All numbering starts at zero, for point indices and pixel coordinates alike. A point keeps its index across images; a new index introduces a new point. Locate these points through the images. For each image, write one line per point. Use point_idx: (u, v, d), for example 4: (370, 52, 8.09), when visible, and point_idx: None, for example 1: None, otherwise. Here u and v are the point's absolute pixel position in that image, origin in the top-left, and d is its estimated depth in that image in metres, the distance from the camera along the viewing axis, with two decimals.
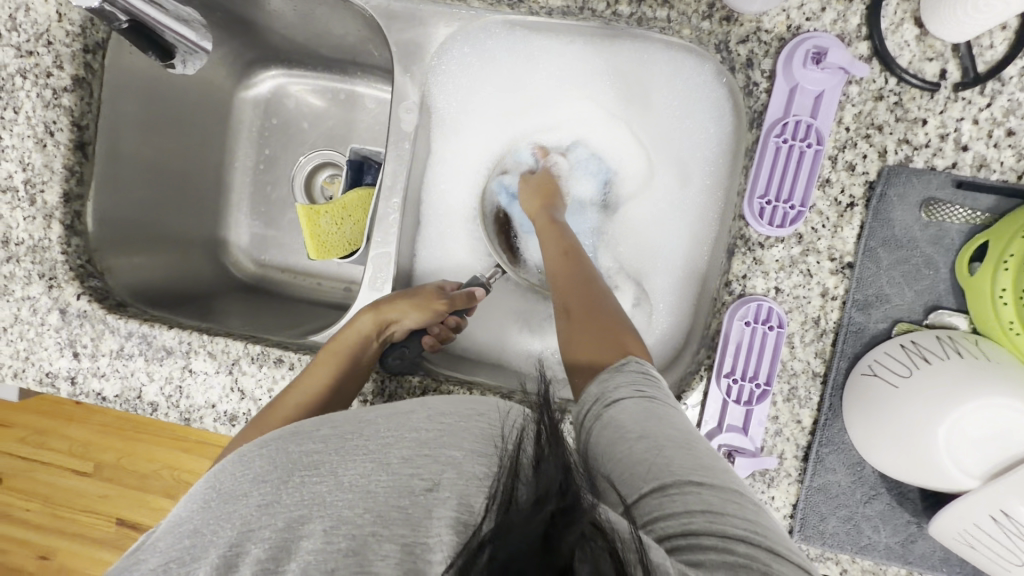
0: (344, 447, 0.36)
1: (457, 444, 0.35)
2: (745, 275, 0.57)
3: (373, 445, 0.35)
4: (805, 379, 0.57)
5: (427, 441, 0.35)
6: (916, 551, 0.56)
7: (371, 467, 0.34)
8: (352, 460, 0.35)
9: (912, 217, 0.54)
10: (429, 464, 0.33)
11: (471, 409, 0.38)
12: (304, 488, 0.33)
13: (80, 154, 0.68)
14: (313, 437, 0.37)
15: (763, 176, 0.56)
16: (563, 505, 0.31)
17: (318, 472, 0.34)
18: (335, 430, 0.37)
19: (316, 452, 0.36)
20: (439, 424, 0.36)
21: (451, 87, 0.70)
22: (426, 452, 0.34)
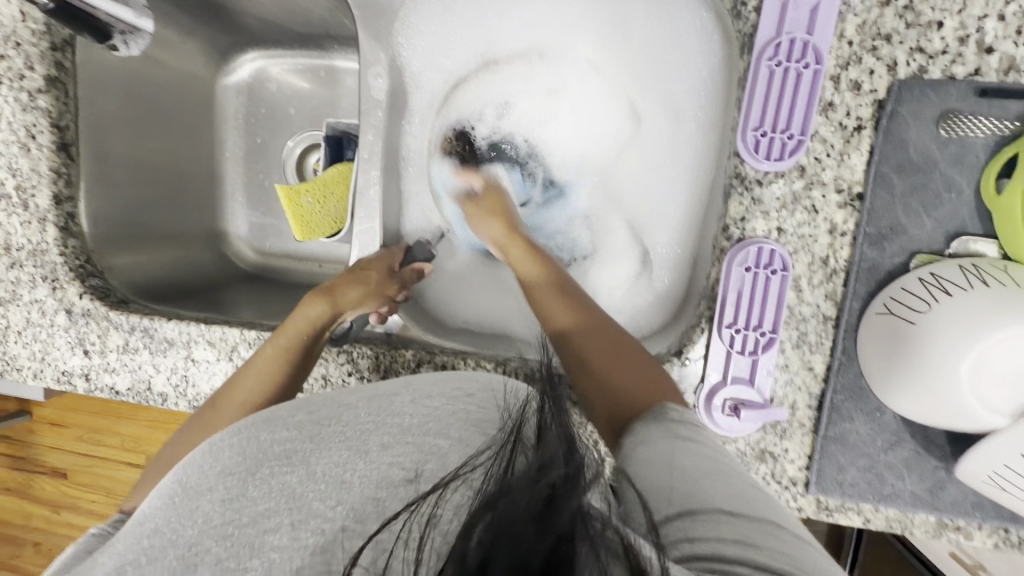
0: (319, 436, 0.36)
1: (444, 433, 0.35)
2: (744, 217, 0.53)
3: (349, 434, 0.36)
4: (815, 324, 0.53)
5: (410, 427, 0.36)
6: (945, 497, 0.52)
7: (346, 456, 0.34)
8: (329, 449, 0.35)
9: (928, 136, 0.48)
10: (411, 452, 0.34)
11: (454, 391, 0.40)
12: (275, 479, 0.33)
13: (64, 155, 0.68)
14: (287, 425, 0.38)
15: (758, 105, 0.51)
16: (564, 473, 0.32)
17: (290, 462, 0.34)
18: (310, 418, 0.38)
19: (289, 443, 0.36)
20: (424, 411, 0.37)
21: (421, 47, 0.67)
22: (408, 439, 0.35)
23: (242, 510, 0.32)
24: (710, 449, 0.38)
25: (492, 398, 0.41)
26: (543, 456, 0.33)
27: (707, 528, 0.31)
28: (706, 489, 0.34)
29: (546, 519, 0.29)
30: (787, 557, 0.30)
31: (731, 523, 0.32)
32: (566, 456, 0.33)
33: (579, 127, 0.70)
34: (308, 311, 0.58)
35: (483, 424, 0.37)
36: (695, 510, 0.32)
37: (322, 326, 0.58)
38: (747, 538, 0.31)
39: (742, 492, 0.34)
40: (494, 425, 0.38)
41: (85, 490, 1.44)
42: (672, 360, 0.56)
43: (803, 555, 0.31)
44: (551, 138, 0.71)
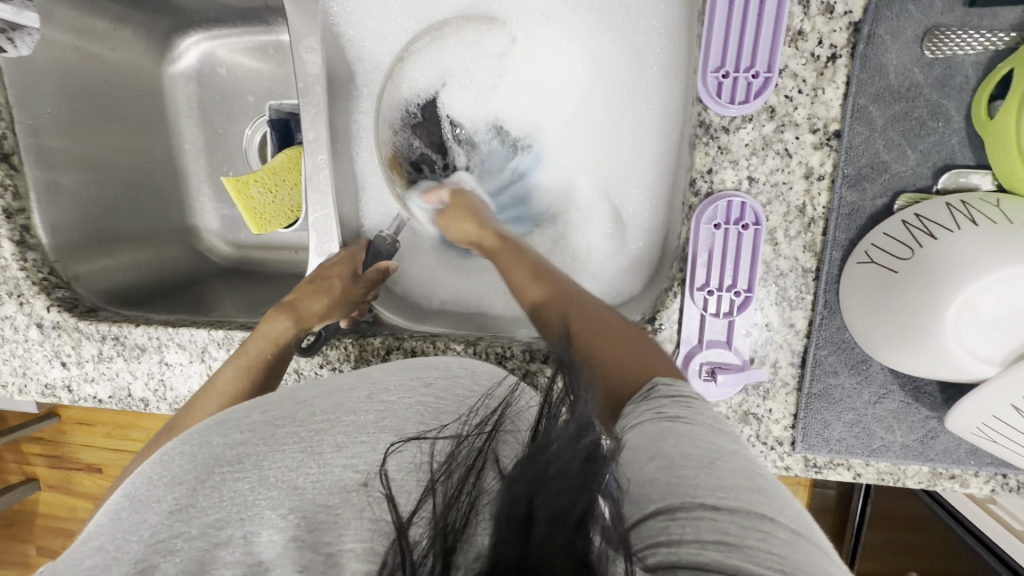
0: (271, 436, 0.34)
1: (398, 428, 0.33)
2: (711, 168, 0.49)
3: (300, 434, 0.34)
4: (795, 278, 0.50)
5: (365, 423, 0.34)
6: (938, 446, 0.50)
7: (298, 458, 0.32)
8: (280, 451, 0.33)
9: (909, 58, 0.43)
10: (365, 453, 0.32)
11: (415, 381, 0.37)
12: (226, 487, 0.32)
13: (7, 165, 0.67)
14: (237, 427, 0.36)
15: (719, 42, 0.46)
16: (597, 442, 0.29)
17: (242, 468, 0.32)
18: (264, 417, 0.36)
19: (242, 446, 0.34)
20: (381, 405, 0.35)
21: (359, 17, 0.62)
22: (362, 437, 0.33)
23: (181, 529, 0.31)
24: (705, 427, 0.31)
25: (455, 385, 0.38)
26: (577, 423, 0.29)
27: (685, 528, 0.25)
28: (692, 478, 0.27)
29: (585, 484, 0.26)
30: (775, 560, 0.24)
31: (712, 520, 0.25)
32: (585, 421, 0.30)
33: (536, 91, 0.64)
34: (269, 327, 0.55)
35: (441, 412, 0.35)
36: (675, 507, 0.26)
37: (287, 343, 0.54)
38: (729, 539, 0.24)
39: (731, 480, 0.27)
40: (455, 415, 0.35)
41: None
42: (645, 328, 0.53)
43: (799, 556, 0.24)
44: (511, 104, 0.65)
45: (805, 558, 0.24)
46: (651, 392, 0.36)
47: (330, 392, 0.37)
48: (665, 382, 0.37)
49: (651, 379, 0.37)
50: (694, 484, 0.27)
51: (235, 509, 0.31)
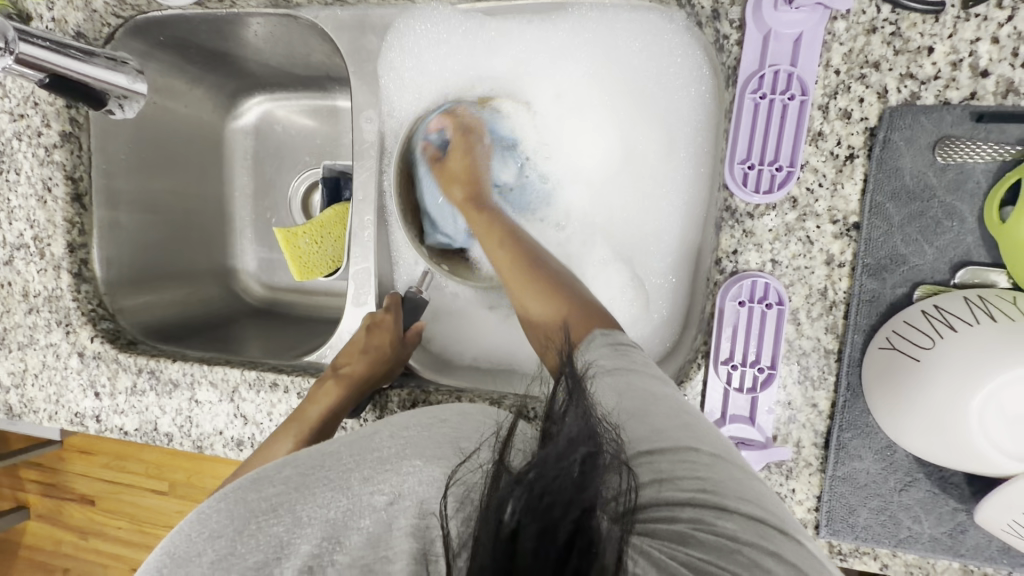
0: (295, 482, 0.35)
1: (418, 453, 0.36)
2: (736, 250, 0.52)
3: (332, 475, 0.36)
4: (817, 358, 0.51)
5: (387, 457, 0.36)
6: (967, 541, 0.49)
7: (331, 497, 0.34)
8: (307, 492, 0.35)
9: (923, 162, 0.47)
10: (389, 479, 0.34)
11: (430, 418, 0.39)
12: (264, 533, 0.33)
13: (77, 205, 0.71)
14: (271, 480, 0.36)
15: (744, 137, 0.50)
16: (593, 450, 0.31)
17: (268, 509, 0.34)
18: (297, 470, 0.37)
19: (274, 496, 0.35)
20: (393, 439, 0.37)
21: (409, 91, 0.68)
22: (387, 467, 0.35)
23: (238, 572, 0.32)
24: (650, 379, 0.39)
25: (471, 419, 0.40)
26: (571, 437, 0.32)
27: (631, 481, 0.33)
28: (631, 432, 0.35)
29: (575, 497, 0.29)
30: (752, 531, 0.30)
31: (649, 464, 0.33)
32: (589, 431, 0.32)
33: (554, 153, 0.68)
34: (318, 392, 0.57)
35: (458, 438, 0.37)
36: (665, 479, 0.32)
37: (339, 413, 0.57)
38: (662, 476, 0.32)
39: (663, 425, 0.35)
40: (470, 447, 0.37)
41: (112, 515, 1.46)
42: None
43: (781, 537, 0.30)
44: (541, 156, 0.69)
45: (720, 474, 0.32)
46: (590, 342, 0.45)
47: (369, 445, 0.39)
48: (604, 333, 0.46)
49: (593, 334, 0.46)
50: (692, 459, 0.33)
51: (260, 546, 0.33)
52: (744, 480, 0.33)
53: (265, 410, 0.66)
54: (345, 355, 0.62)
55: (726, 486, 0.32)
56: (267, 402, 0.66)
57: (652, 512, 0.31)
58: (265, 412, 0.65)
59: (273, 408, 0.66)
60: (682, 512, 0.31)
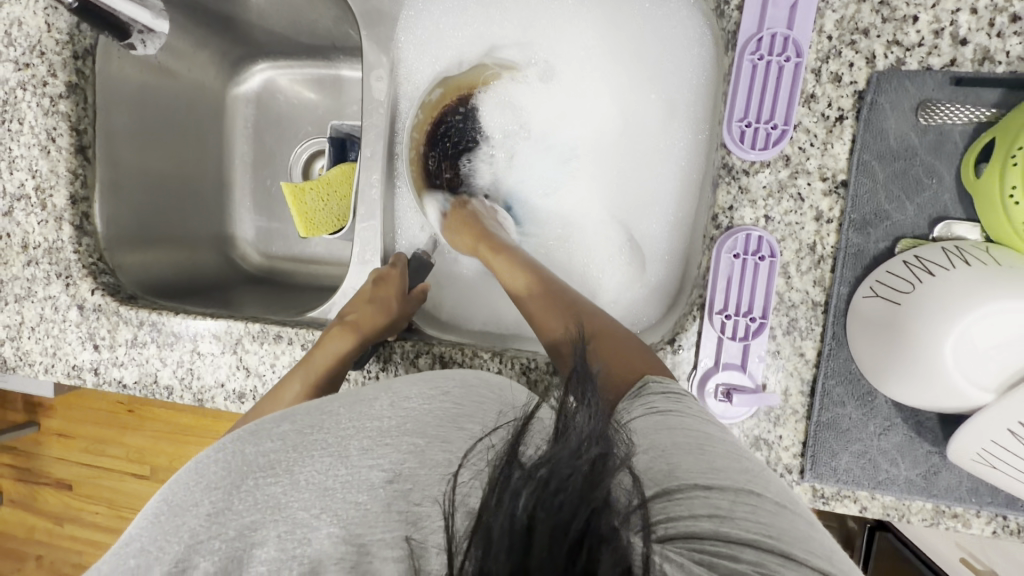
0: (302, 444, 0.36)
1: (420, 431, 0.36)
2: (731, 205, 0.54)
3: (330, 440, 0.36)
4: (805, 310, 0.54)
5: (388, 429, 0.36)
6: (940, 483, 0.53)
7: (329, 462, 0.34)
8: (310, 455, 0.35)
9: (907, 124, 0.50)
10: (390, 453, 0.34)
11: (431, 390, 0.39)
12: (258, 492, 0.34)
13: (81, 157, 0.71)
14: (272, 435, 0.37)
15: (742, 98, 0.53)
16: (603, 452, 0.31)
17: (273, 473, 0.34)
18: (294, 426, 0.38)
19: (274, 454, 0.36)
20: (401, 412, 0.37)
21: (417, 52, 0.69)
22: (387, 441, 0.35)
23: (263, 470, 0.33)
24: (697, 418, 0.38)
25: (471, 394, 0.40)
26: (593, 430, 0.33)
27: (681, 507, 0.30)
28: (682, 463, 0.33)
29: (582, 495, 0.29)
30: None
31: (704, 498, 0.31)
32: (601, 433, 0.33)
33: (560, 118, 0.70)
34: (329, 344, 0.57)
35: (460, 418, 0.37)
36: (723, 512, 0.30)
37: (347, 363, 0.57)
38: (719, 512, 0.30)
39: (719, 463, 0.33)
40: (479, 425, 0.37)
41: (90, 501, 1.44)
42: (665, 347, 0.57)
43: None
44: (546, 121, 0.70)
45: (785, 524, 0.30)
46: (644, 389, 0.41)
47: (363, 400, 0.39)
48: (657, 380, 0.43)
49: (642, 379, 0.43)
50: (756, 503, 0.31)
51: None
52: (797, 525, 0.31)
53: (268, 361, 0.67)
54: (352, 307, 0.63)
55: (790, 535, 0.30)
56: (270, 354, 0.66)
57: (703, 540, 0.29)
58: (268, 363, 0.66)
59: (276, 360, 0.67)
60: (742, 552, 0.28)
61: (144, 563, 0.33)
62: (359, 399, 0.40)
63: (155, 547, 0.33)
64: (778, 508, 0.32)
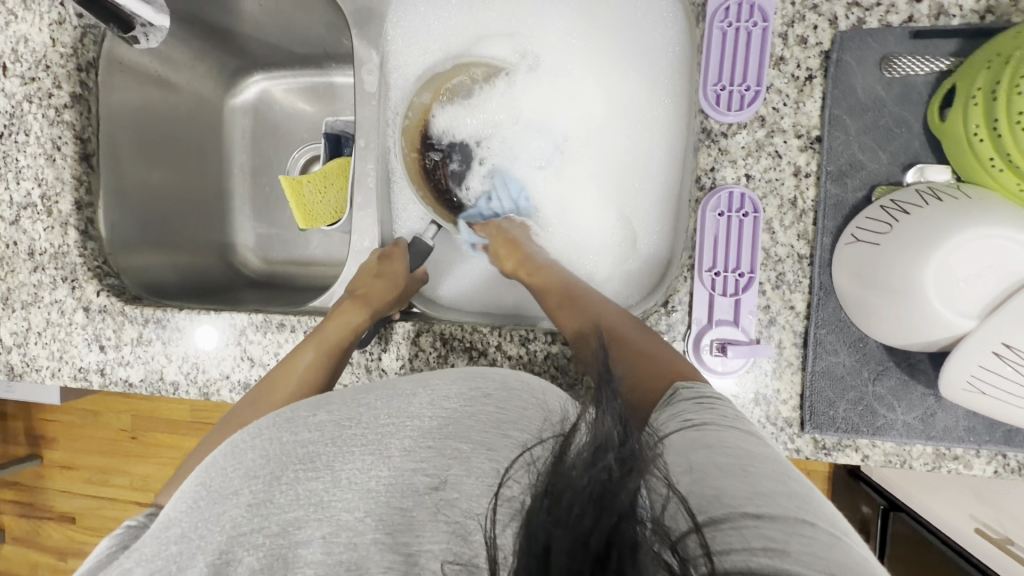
0: (341, 438, 0.34)
1: (464, 436, 0.33)
2: (713, 167, 0.57)
3: (369, 435, 0.34)
4: (792, 263, 0.56)
5: (430, 431, 0.33)
6: (938, 424, 0.53)
7: (371, 462, 0.32)
8: (351, 452, 0.33)
9: (872, 77, 0.53)
10: (433, 457, 0.32)
11: (471, 391, 0.36)
12: (301, 486, 0.31)
13: (85, 164, 0.74)
14: (308, 424, 0.35)
15: (714, 63, 0.56)
16: (622, 455, 0.30)
17: (315, 468, 0.32)
18: (331, 417, 0.36)
19: (312, 445, 0.33)
20: (442, 412, 0.34)
21: (405, 46, 0.72)
22: (429, 442, 0.32)
23: None
24: (736, 433, 0.34)
25: (514, 397, 0.36)
26: (602, 436, 0.31)
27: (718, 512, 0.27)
28: (728, 488, 0.29)
29: (606, 503, 0.28)
30: None
31: (755, 528, 0.26)
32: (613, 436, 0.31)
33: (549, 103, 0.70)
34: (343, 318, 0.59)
35: (505, 424, 0.34)
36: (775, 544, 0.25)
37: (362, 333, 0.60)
38: (775, 545, 0.25)
39: (765, 487, 0.29)
40: (524, 429, 0.34)
41: (94, 534, 1.42)
42: (659, 309, 0.58)
43: None
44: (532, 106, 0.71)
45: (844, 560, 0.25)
46: (674, 397, 0.40)
47: (400, 394, 0.37)
48: (686, 388, 0.42)
49: (673, 388, 0.42)
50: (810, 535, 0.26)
51: None
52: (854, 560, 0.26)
53: (272, 350, 0.68)
54: (360, 284, 0.65)
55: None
56: (274, 343, 0.68)
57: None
58: (272, 352, 0.67)
59: (279, 348, 0.68)
60: None
61: (186, 554, 0.31)
62: (398, 393, 0.38)
63: (194, 536, 0.31)
64: (835, 544, 0.26)
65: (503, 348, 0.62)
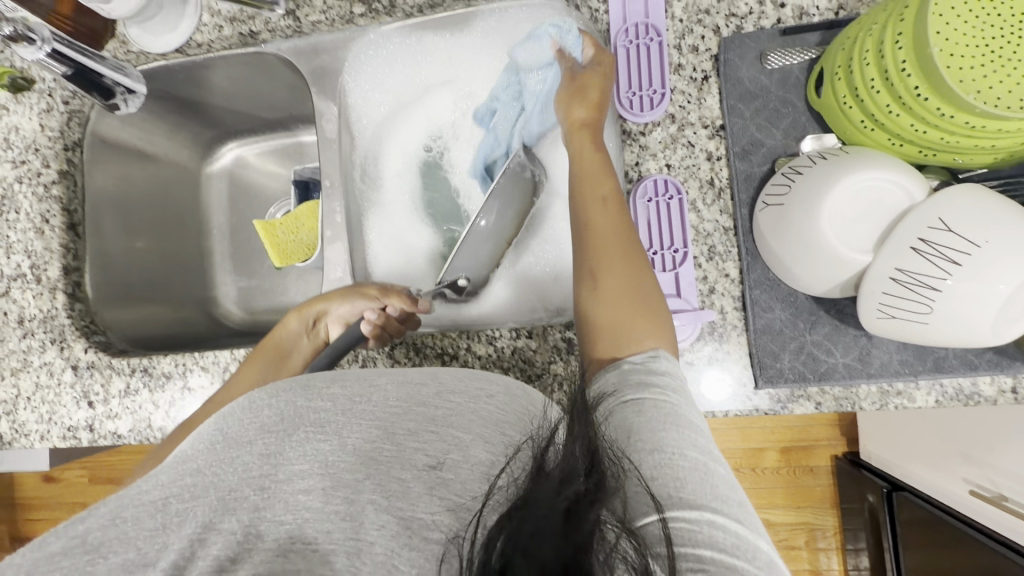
0: (350, 408, 0.38)
1: (465, 428, 0.37)
2: (637, 161, 0.64)
3: (375, 408, 0.38)
4: (719, 235, 0.62)
5: (436, 417, 0.37)
6: (875, 362, 0.58)
7: (376, 435, 0.36)
8: (357, 423, 0.37)
9: (756, 70, 0.62)
10: (434, 441, 0.36)
11: (472, 383, 0.41)
12: (307, 443, 0.35)
13: (71, 234, 0.81)
14: (323, 394, 0.39)
15: (624, 75, 0.64)
16: (584, 490, 0.33)
17: (323, 431, 0.36)
18: (344, 390, 0.40)
19: (323, 412, 0.38)
20: (448, 403, 0.39)
21: (359, 96, 0.79)
22: (433, 426, 0.37)
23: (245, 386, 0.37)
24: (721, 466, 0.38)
25: (515, 401, 0.41)
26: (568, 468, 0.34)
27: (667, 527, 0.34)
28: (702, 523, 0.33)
29: (567, 535, 0.30)
30: None
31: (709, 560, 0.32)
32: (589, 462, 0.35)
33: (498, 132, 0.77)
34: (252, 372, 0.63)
35: (503, 424, 0.38)
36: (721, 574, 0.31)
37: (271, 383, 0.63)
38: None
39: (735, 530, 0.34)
40: (517, 430, 0.38)
41: None
42: None
43: None
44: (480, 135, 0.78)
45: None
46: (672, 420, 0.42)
47: (409, 381, 0.41)
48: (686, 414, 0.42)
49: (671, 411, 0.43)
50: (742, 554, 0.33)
51: None
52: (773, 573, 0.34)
53: None
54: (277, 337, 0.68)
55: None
56: None
57: None
58: None
59: None
60: None
61: (201, 486, 0.35)
62: (408, 379, 0.41)
63: (209, 473, 0.35)
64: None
65: (472, 349, 0.66)
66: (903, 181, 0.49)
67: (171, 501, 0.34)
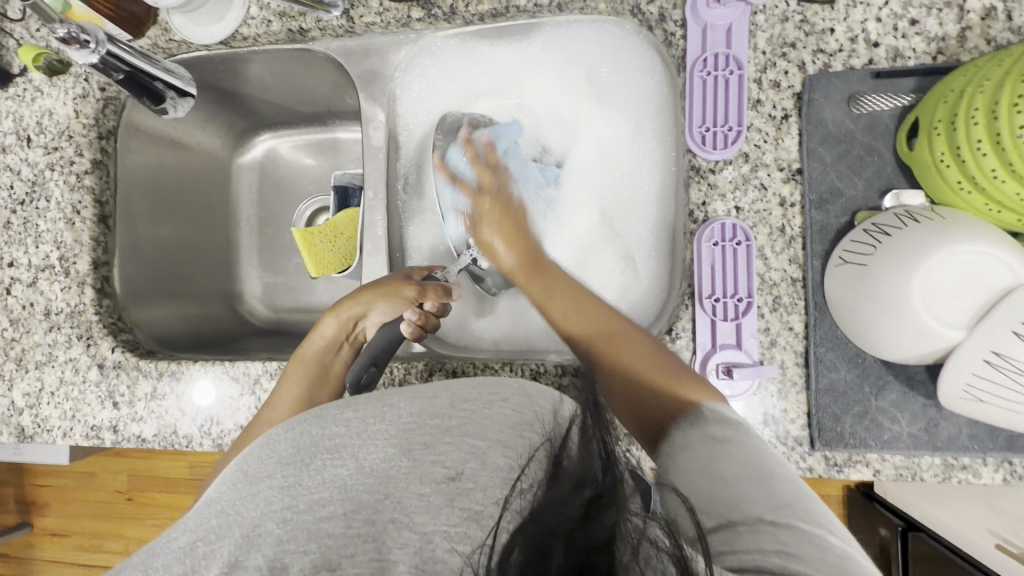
0: (366, 430, 0.34)
1: (481, 435, 0.33)
2: (704, 201, 0.60)
3: (398, 420, 0.35)
4: (786, 286, 0.59)
5: (450, 428, 0.33)
6: (942, 434, 0.55)
7: (393, 453, 0.32)
8: (373, 444, 0.33)
9: (842, 113, 0.58)
10: (452, 451, 0.32)
11: (491, 395, 0.37)
12: (328, 470, 0.31)
13: (102, 226, 0.77)
14: (335, 420, 0.36)
15: (698, 108, 0.61)
16: (595, 491, 0.32)
17: (340, 454, 0.32)
18: (357, 414, 0.36)
19: (338, 438, 0.34)
20: (462, 412, 0.35)
21: (407, 103, 0.78)
22: (449, 438, 0.33)
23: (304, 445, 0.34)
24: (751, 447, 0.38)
25: (529, 403, 0.37)
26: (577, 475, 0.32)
27: (747, 541, 0.31)
28: (741, 499, 0.33)
29: (579, 538, 0.29)
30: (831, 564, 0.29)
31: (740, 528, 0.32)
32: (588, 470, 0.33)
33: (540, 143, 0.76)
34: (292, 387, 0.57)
35: (521, 426, 0.35)
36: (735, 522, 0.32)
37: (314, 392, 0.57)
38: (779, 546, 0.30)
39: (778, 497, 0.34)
40: (535, 431, 0.35)
41: None
42: (663, 337, 0.61)
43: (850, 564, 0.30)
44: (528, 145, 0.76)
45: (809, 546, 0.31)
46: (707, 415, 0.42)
47: (422, 395, 0.38)
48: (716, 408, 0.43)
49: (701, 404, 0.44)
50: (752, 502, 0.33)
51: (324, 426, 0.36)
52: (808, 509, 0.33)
53: None
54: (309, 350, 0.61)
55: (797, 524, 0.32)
56: None
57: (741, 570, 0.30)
58: None
59: None
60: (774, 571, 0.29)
61: (224, 524, 0.30)
62: (423, 393, 0.38)
63: (233, 511, 0.31)
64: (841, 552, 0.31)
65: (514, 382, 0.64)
66: (1001, 254, 0.46)
67: (199, 543, 0.30)
